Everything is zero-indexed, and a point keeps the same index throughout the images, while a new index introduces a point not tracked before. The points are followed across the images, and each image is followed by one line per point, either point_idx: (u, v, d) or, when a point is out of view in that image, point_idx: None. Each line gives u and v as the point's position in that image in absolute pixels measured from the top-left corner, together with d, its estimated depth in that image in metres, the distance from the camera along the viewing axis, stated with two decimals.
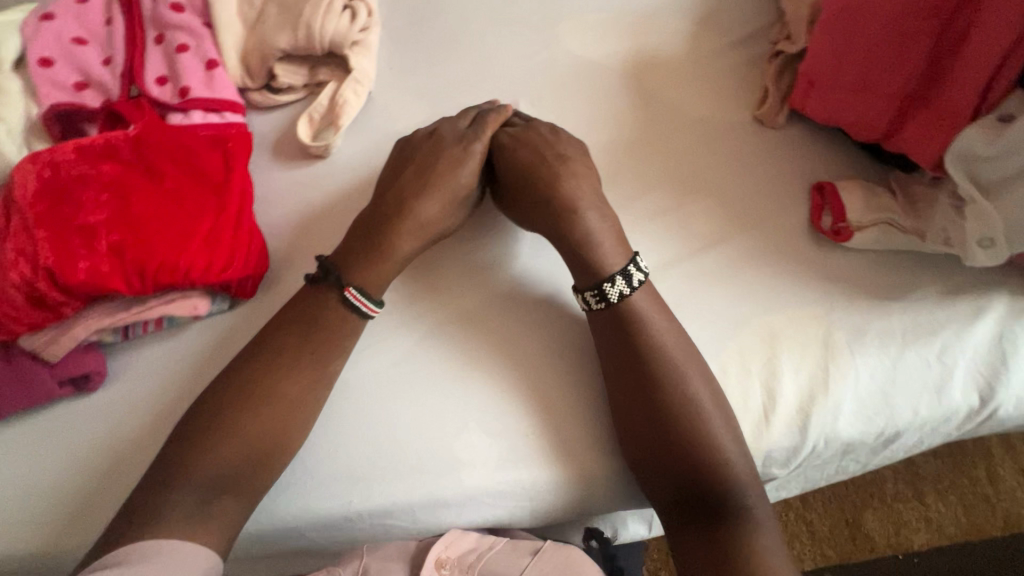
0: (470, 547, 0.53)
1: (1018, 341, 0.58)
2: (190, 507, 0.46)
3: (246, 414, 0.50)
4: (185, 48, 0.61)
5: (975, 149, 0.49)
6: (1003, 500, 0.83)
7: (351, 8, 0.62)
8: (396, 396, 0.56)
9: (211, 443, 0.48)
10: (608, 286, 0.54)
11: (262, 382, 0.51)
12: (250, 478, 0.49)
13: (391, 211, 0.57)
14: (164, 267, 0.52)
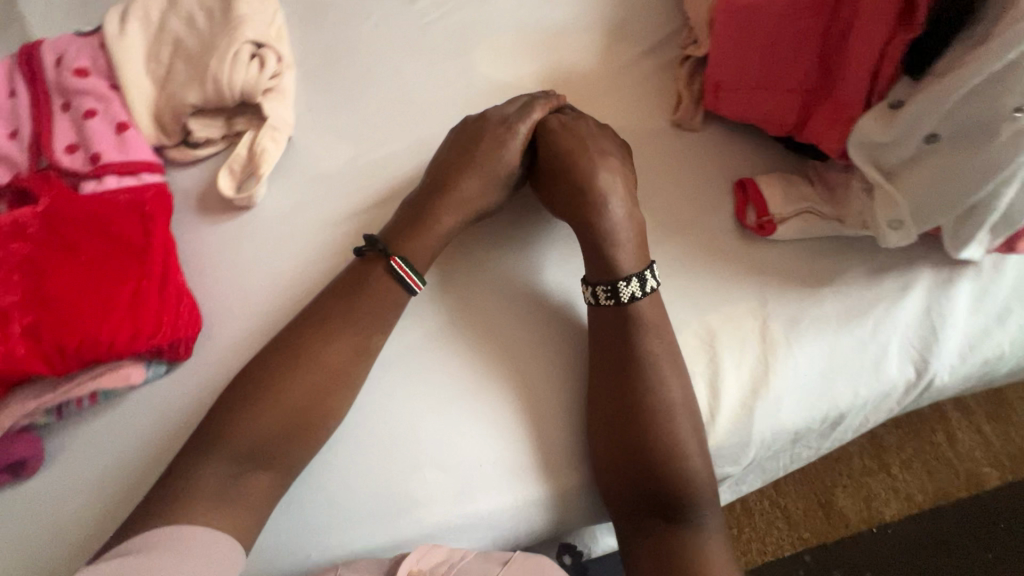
0: (441, 559, 0.51)
1: (945, 311, 0.60)
2: (227, 476, 0.49)
3: (292, 381, 0.52)
4: (93, 113, 0.60)
5: (873, 137, 0.51)
6: (963, 461, 0.85)
7: (259, 56, 0.62)
8: (407, 396, 0.56)
9: (256, 405, 0.51)
10: (622, 286, 0.55)
11: (309, 352, 0.53)
12: (287, 447, 0.51)
13: (434, 185, 0.59)
14: (85, 342, 0.50)
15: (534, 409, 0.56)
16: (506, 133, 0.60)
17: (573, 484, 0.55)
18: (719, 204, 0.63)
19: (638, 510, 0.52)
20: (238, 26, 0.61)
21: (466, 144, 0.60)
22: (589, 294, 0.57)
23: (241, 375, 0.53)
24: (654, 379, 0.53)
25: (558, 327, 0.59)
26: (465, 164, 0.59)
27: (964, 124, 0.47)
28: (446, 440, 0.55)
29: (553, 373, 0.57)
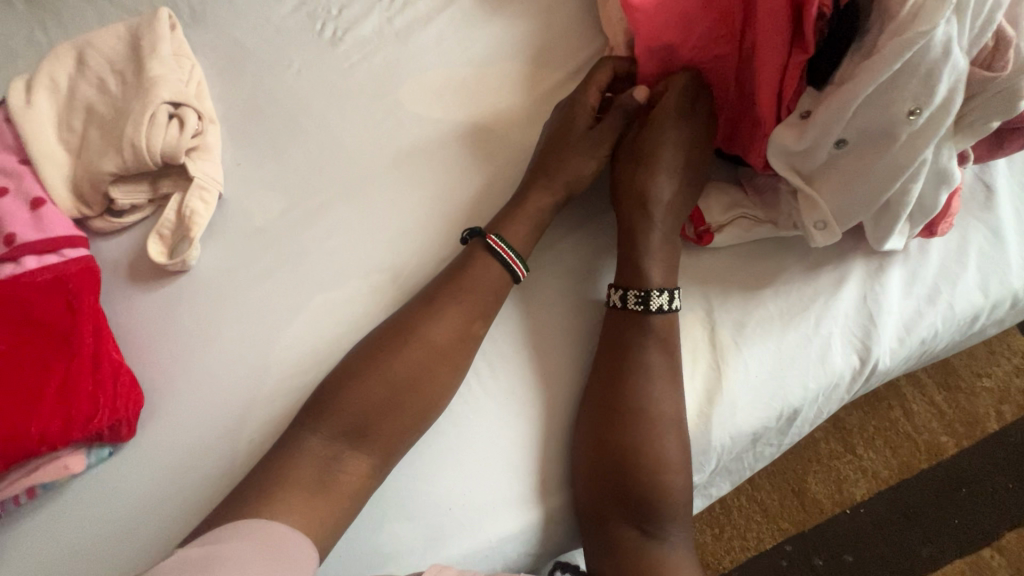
0: None
1: (879, 298, 0.62)
2: (329, 451, 0.50)
3: (403, 355, 0.53)
4: (4, 192, 0.57)
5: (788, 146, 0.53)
6: (922, 433, 0.89)
7: (178, 116, 0.60)
8: (455, 412, 0.57)
9: (362, 378, 0.52)
10: (656, 295, 0.57)
11: (420, 327, 0.55)
12: (385, 423, 0.52)
13: (532, 164, 0.62)
14: (13, 438, 0.48)
15: (498, 445, 0.56)
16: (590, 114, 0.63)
17: (544, 515, 0.55)
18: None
19: (610, 534, 0.52)
20: (152, 87, 0.59)
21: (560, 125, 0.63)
22: (619, 296, 0.58)
23: (350, 357, 0.54)
24: (612, 398, 0.54)
25: (512, 361, 0.58)
26: (558, 143, 0.62)
27: (867, 129, 0.49)
28: (421, 482, 0.55)
29: (513, 406, 0.57)
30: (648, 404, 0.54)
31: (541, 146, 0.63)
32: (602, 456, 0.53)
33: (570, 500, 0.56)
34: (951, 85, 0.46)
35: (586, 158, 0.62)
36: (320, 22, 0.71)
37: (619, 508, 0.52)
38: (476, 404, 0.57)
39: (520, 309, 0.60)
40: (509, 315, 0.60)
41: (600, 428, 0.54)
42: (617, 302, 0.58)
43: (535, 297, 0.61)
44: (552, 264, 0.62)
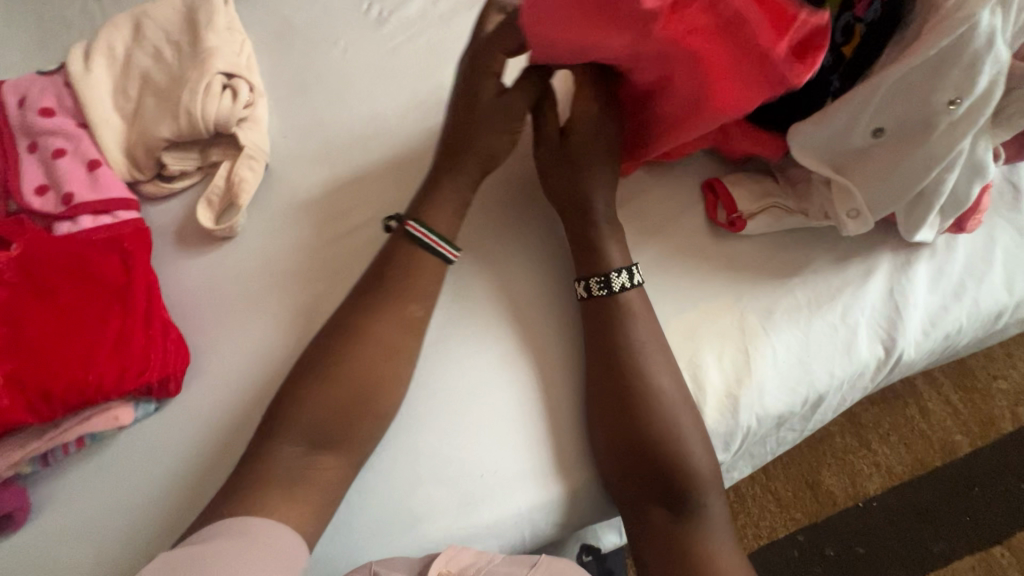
0: (470, 561, 0.51)
1: (906, 292, 0.64)
2: (300, 454, 0.50)
3: (349, 358, 0.53)
4: (63, 153, 0.59)
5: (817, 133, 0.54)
6: (937, 431, 0.90)
7: (231, 86, 0.62)
8: (472, 387, 0.57)
9: (317, 387, 0.52)
10: (614, 276, 0.58)
11: (352, 326, 0.55)
12: (349, 426, 0.52)
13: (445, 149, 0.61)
14: (73, 386, 0.49)
15: (530, 415, 0.57)
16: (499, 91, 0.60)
17: (573, 487, 0.56)
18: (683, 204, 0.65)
19: (641, 504, 0.53)
20: (207, 58, 0.61)
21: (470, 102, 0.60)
22: (584, 287, 0.59)
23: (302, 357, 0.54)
24: (641, 373, 0.55)
25: (546, 337, 0.60)
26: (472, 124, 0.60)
27: (905, 119, 0.51)
28: (448, 452, 0.56)
29: (545, 381, 0.58)
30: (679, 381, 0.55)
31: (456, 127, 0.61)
32: (629, 433, 0.53)
33: (599, 475, 0.57)
34: (991, 77, 0.47)
35: (498, 133, 0.61)
36: (366, 3, 0.72)
37: (652, 481, 0.53)
38: (493, 380, 0.58)
39: (551, 285, 0.62)
40: (543, 290, 0.62)
41: (625, 406, 0.54)
42: (583, 293, 0.59)
43: (549, 276, 0.62)
44: (492, 251, 0.62)
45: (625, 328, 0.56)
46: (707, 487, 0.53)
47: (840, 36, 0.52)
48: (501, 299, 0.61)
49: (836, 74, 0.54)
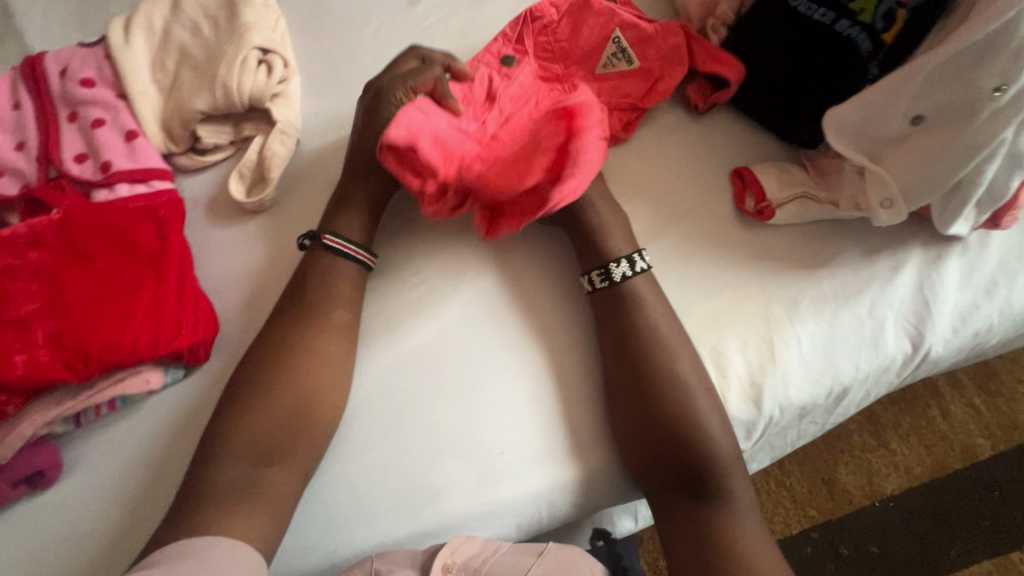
0: (474, 552, 0.51)
1: (936, 287, 0.63)
2: (243, 475, 0.50)
3: (284, 371, 0.53)
4: (102, 122, 0.61)
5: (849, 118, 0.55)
6: (959, 434, 0.88)
7: (266, 62, 0.63)
8: (487, 364, 0.57)
9: (256, 407, 0.52)
10: (614, 266, 0.57)
11: (273, 345, 0.55)
12: (290, 444, 0.51)
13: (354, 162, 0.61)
14: (108, 347, 0.50)
15: (550, 396, 0.57)
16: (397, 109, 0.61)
17: (594, 470, 0.55)
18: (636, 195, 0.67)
19: (662, 489, 0.52)
20: (246, 33, 0.62)
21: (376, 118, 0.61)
22: (587, 281, 0.59)
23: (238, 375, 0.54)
24: (665, 356, 0.55)
25: (569, 320, 0.60)
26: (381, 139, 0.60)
27: (946, 105, 0.51)
28: (465, 431, 0.55)
29: (567, 362, 0.58)
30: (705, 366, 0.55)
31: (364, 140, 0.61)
32: (652, 416, 0.53)
33: (620, 460, 0.56)
34: None
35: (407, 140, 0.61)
36: None
37: (675, 467, 0.52)
38: (508, 360, 0.58)
39: (575, 268, 0.62)
40: (566, 272, 0.62)
41: (648, 390, 0.53)
42: (589, 287, 0.59)
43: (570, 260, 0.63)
44: (424, 263, 0.62)
45: (650, 311, 0.56)
46: (732, 474, 0.52)
47: (882, 22, 0.54)
48: (524, 280, 0.61)
49: (876, 60, 0.55)
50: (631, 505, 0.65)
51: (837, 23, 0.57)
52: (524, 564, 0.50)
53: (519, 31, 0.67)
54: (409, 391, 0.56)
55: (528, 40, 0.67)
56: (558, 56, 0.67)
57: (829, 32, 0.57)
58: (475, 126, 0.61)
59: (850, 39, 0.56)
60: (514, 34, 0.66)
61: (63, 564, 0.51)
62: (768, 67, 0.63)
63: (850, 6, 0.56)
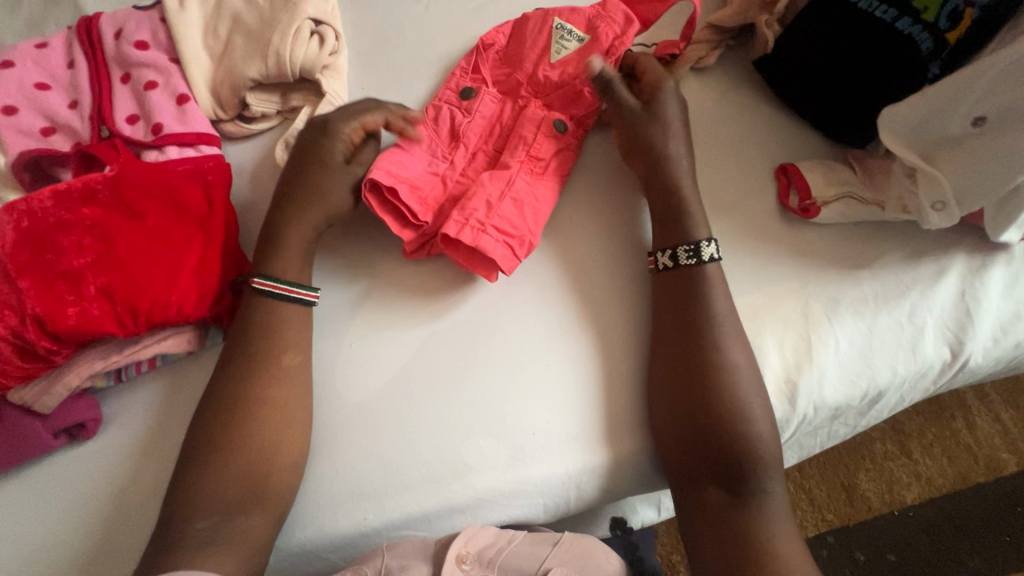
0: (489, 541, 0.52)
1: (979, 295, 0.61)
2: (208, 527, 0.47)
3: (244, 428, 0.50)
4: (154, 85, 0.61)
5: (902, 117, 0.55)
6: (984, 448, 0.87)
7: (319, 34, 0.64)
8: (512, 349, 0.57)
9: (219, 463, 0.48)
10: (704, 244, 0.57)
11: (229, 400, 0.51)
12: (261, 494, 0.49)
13: (287, 192, 0.58)
14: (156, 305, 0.51)
15: (582, 381, 0.56)
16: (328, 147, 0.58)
17: (624, 455, 0.55)
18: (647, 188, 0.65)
19: (696, 480, 0.52)
20: (299, 2, 0.63)
21: (309, 151, 0.59)
22: (668, 257, 0.58)
23: (197, 422, 0.51)
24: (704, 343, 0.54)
25: (604, 305, 0.60)
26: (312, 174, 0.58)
27: (1011, 106, 0.50)
28: (497, 407, 0.55)
29: (600, 347, 0.58)
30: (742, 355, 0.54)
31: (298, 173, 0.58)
32: (690, 404, 0.52)
33: (649, 448, 0.55)
34: None
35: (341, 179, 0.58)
36: None
37: (709, 456, 0.51)
38: (534, 345, 0.58)
39: (613, 254, 0.62)
40: (605, 255, 0.62)
41: (683, 376, 0.53)
42: (667, 263, 0.58)
43: (610, 245, 0.63)
44: (400, 284, 0.60)
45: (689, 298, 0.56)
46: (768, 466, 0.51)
47: (946, 22, 0.54)
48: (562, 263, 0.61)
49: (937, 61, 0.55)
50: (654, 495, 0.66)
51: (898, 21, 0.56)
52: (540, 555, 0.51)
53: (475, 63, 0.67)
54: (443, 365, 0.57)
55: (485, 69, 0.67)
56: (512, 80, 0.67)
57: (888, 30, 0.57)
58: (444, 163, 0.63)
59: (909, 38, 0.56)
60: (471, 65, 0.67)
61: (98, 514, 0.52)
62: (820, 61, 0.62)
63: (913, 4, 0.56)
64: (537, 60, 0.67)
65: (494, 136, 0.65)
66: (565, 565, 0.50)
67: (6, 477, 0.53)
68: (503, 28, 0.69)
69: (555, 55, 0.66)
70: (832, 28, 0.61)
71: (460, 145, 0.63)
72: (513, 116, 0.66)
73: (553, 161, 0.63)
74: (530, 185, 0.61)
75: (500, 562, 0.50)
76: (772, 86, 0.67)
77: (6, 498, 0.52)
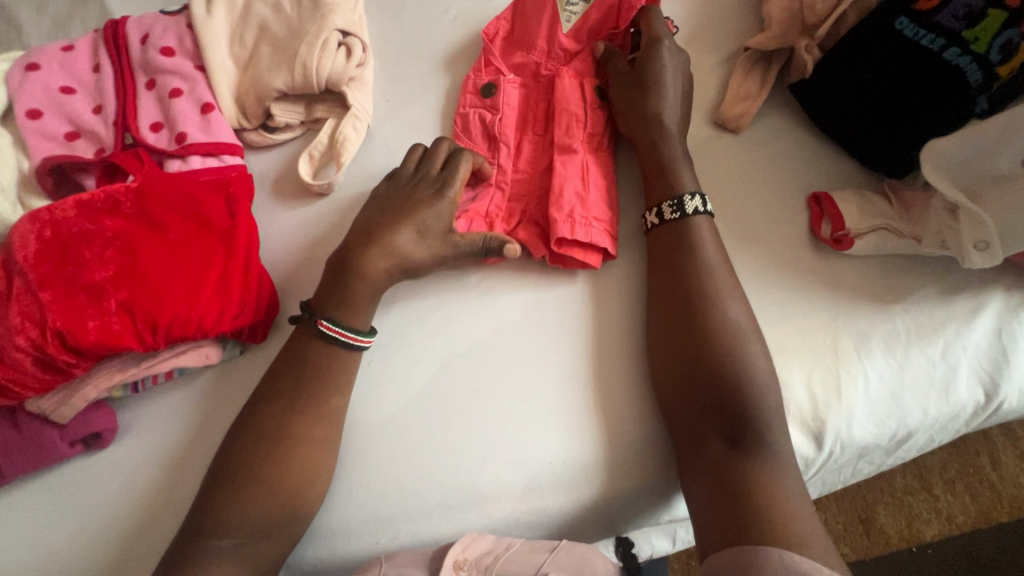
0: (487, 548, 0.51)
1: (1016, 335, 0.58)
2: (229, 546, 0.46)
3: (269, 460, 0.49)
4: (179, 93, 0.61)
5: (946, 150, 0.54)
6: (1008, 486, 0.85)
7: (346, 45, 0.63)
8: (532, 375, 0.56)
9: (244, 491, 0.48)
10: (687, 200, 0.57)
11: (264, 433, 0.50)
12: (284, 522, 0.48)
13: (363, 244, 0.56)
14: (176, 321, 0.50)
15: (604, 412, 0.55)
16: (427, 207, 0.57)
17: (644, 485, 0.53)
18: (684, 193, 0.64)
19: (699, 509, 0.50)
20: (328, 13, 0.62)
21: (396, 206, 0.58)
22: (654, 214, 0.58)
23: (225, 447, 0.50)
24: (740, 364, 0.50)
25: (627, 331, 0.58)
26: (396, 227, 0.56)
27: None
28: (514, 436, 0.54)
29: (622, 376, 0.56)
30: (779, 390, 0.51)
31: (380, 225, 0.57)
32: (711, 429, 0.49)
33: (669, 482, 0.53)
34: None
35: (427, 242, 0.56)
36: None
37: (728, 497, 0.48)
38: (554, 371, 0.56)
39: (637, 277, 0.60)
40: (639, 282, 0.60)
41: (706, 394, 0.50)
42: (654, 222, 0.58)
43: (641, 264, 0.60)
44: (420, 304, 0.59)
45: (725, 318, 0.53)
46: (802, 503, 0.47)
47: (998, 54, 0.53)
48: (586, 285, 0.60)
49: (986, 94, 0.54)
50: (670, 526, 0.64)
51: (946, 51, 0.55)
52: (535, 560, 0.50)
53: (488, 58, 0.66)
54: (459, 392, 0.55)
55: (499, 62, 0.66)
56: (527, 64, 0.66)
57: (936, 59, 0.55)
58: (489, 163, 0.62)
59: (959, 70, 0.54)
60: (482, 61, 0.66)
61: (109, 526, 0.51)
62: (858, 88, 0.60)
63: (963, 34, 0.55)
64: (548, 41, 0.66)
65: (529, 122, 0.64)
66: (562, 570, 0.50)
67: (20, 484, 0.53)
68: (503, 15, 0.68)
69: (566, 25, 0.66)
70: (873, 58, 0.59)
71: (498, 139, 0.63)
72: (540, 105, 0.65)
73: (596, 143, 0.62)
74: (589, 166, 0.60)
75: (497, 568, 0.49)
76: (808, 113, 0.65)
77: (20, 506, 0.52)
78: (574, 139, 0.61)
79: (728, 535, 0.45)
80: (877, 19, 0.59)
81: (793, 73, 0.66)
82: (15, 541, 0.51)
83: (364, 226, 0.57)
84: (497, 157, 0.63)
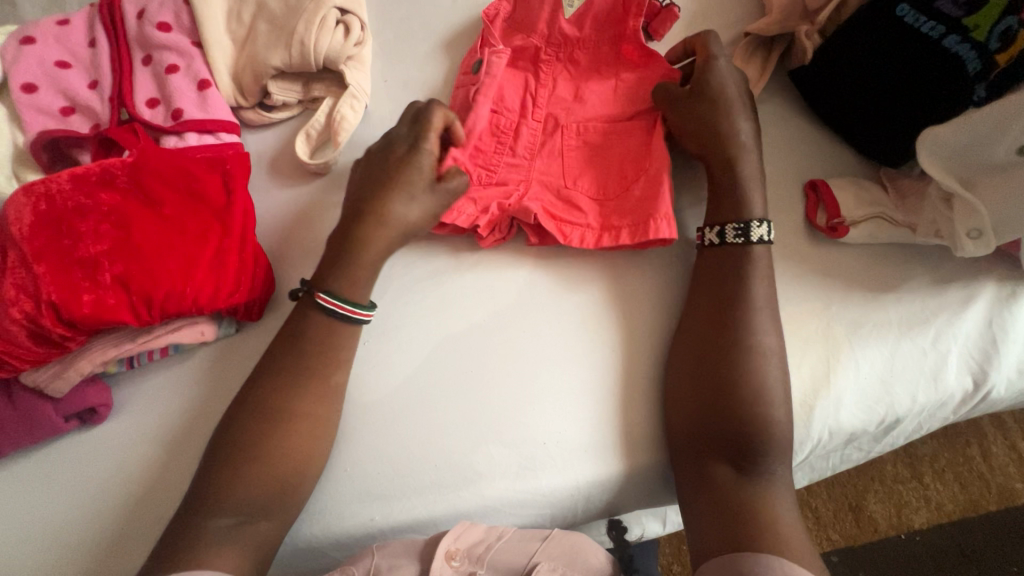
0: (479, 538, 0.51)
1: (1006, 324, 0.59)
2: (226, 524, 0.46)
3: (264, 438, 0.49)
4: (176, 69, 0.61)
5: (942, 137, 0.54)
6: (997, 476, 0.87)
7: (344, 23, 0.63)
8: (527, 354, 0.56)
9: (243, 468, 0.48)
10: (756, 225, 0.54)
11: (259, 412, 0.50)
12: (281, 498, 0.48)
13: (363, 218, 0.55)
14: (172, 295, 0.50)
15: (599, 395, 0.55)
16: (406, 165, 0.56)
17: (635, 468, 0.54)
18: (684, 179, 0.64)
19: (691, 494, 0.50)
20: None
21: (379, 173, 0.57)
22: (716, 232, 0.56)
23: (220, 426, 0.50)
24: (729, 346, 0.51)
25: (622, 316, 0.58)
26: (387, 196, 0.56)
27: None
28: (509, 416, 0.54)
29: (615, 358, 0.56)
30: (778, 374, 0.51)
31: (372, 196, 0.56)
32: (698, 412, 0.50)
33: (661, 465, 0.54)
34: None
35: (411, 202, 0.56)
36: None
37: (720, 483, 0.48)
38: (550, 352, 0.56)
39: (632, 262, 0.60)
40: (636, 267, 0.60)
41: (704, 377, 0.51)
42: (714, 239, 0.56)
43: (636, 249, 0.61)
44: (417, 288, 0.59)
45: (724, 303, 0.53)
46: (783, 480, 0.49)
47: (997, 42, 0.53)
48: (582, 268, 0.60)
49: (984, 82, 0.53)
50: (661, 509, 0.65)
51: (945, 38, 0.55)
52: (528, 550, 0.50)
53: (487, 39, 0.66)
54: (455, 373, 0.56)
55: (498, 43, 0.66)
56: (527, 49, 0.67)
57: (935, 47, 0.55)
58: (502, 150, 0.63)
59: (958, 57, 0.54)
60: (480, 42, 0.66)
61: (106, 499, 0.52)
62: (856, 76, 0.60)
63: (963, 21, 0.55)
64: (548, 24, 0.66)
65: (528, 108, 0.65)
66: (553, 559, 0.50)
67: (14, 459, 0.53)
68: None
69: (567, 10, 0.65)
70: (872, 43, 0.59)
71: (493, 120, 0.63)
72: (540, 89, 0.66)
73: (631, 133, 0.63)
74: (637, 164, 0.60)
75: (489, 559, 0.50)
76: (806, 98, 0.65)
77: (15, 480, 0.53)
78: (580, 134, 0.63)
79: (727, 530, 0.46)
80: (877, 6, 0.59)
81: (793, 59, 0.67)
82: (11, 514, 0.51)
83: (356, 200, 0.57)
84: (499, 139, 0.64)
